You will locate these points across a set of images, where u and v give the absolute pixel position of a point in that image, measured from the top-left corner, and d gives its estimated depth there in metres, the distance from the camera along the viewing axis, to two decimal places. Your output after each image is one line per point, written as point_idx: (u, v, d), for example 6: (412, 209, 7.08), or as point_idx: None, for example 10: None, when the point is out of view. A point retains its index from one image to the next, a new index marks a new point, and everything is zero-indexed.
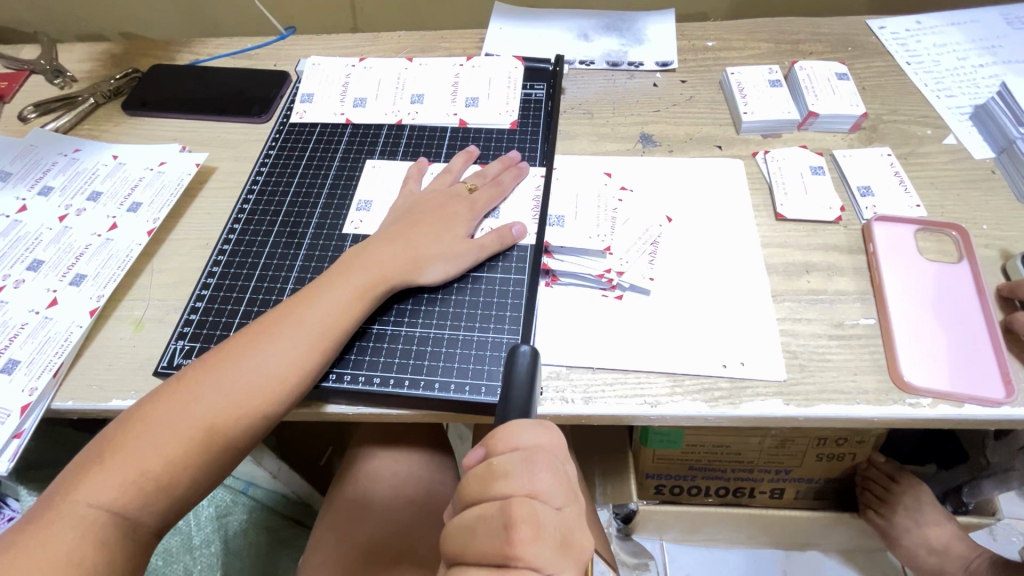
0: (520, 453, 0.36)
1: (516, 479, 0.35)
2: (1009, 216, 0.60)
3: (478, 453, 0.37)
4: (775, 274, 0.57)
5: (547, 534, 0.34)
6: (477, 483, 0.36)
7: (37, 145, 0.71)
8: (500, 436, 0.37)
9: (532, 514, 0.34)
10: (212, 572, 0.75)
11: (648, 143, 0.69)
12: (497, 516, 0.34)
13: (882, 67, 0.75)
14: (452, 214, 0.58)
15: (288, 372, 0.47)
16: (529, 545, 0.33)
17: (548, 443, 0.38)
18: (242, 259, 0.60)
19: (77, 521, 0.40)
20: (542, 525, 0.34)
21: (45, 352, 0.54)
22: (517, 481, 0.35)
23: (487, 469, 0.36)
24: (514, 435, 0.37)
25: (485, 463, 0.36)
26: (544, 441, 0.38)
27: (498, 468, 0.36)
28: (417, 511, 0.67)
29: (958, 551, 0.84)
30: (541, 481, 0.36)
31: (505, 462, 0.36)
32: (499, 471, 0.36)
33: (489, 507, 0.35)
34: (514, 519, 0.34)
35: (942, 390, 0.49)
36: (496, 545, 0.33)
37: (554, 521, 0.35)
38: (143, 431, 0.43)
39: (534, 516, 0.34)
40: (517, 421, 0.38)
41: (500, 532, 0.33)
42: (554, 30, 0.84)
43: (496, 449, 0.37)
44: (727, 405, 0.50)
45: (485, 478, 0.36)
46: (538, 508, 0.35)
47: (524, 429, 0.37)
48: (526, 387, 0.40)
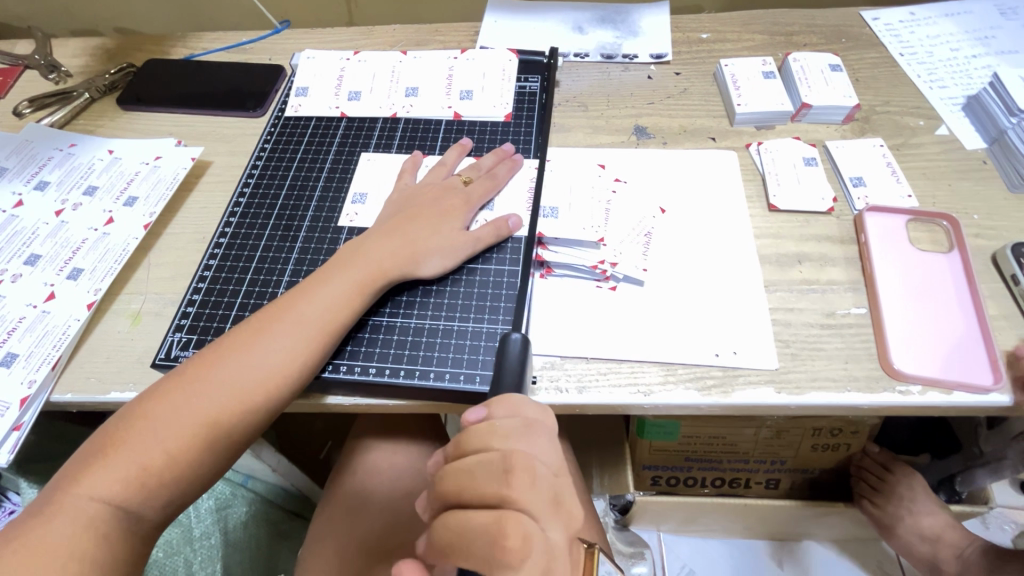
0: (519, 417, 0.38)
1: (517, 439, 0.37)
2: (1000, 207, 0.60)
3: (479, 412, 0.38)
4: (767, 265, 0.58)
5: (543, 486, 0.35)
6: (477, 437, 0.37)
7: (33, 140, 0.71)
8: (502, 402, 0.39)
9: (531, 468, 0.35)
10: (212, 563, 0.77)
11: (642, 136, 0.69)
12: (497, 464, 0.35)
13: (875, 58, 0.76)
14: (448, 207, 0.58)
15: (287, 366, 0.47)
16: (526, 493, 0.35)
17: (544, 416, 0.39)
18: (238, 253, 0.61)
19: (79, 517, 0.40)
20: (539, 478, 0.35)
21: (44, 345, 0.54)
22: (516, 440, 0.37)
23: (489, 424, 0.37)
24: (514, 404, 0.39)
25: (487, 421, 0.37)
26: (539, 413, 0.39)
27: (501, 427, 0.37)
28: (414, 503, 0.67)
29: (951, 539, 0.85)
30: (540, 444, 0.37)
31: (508, 424, 0.37)
32: (500, 428, 0.37)
33: (490, 457, 0.36)
34: (515, 469, 0.35)
35: (930, 377, 0.50)
36: (496, 489, 0.35)
37: (549, 478, 0.36)
38: (144, 425, 0.43)
39: (532, 470, 0.35)
40: (515, 393, 0.40)
41: (500, 478, 0.35)
42: (549, 23, 0.84)
43: (499, 412, 0.38)
44: (719, 393, 0.51)
45: (485, 434, 0.37)
46: (537, 465, 0.36)
47: (523, 401, 0.39)
48: (516, 374, 0.42)
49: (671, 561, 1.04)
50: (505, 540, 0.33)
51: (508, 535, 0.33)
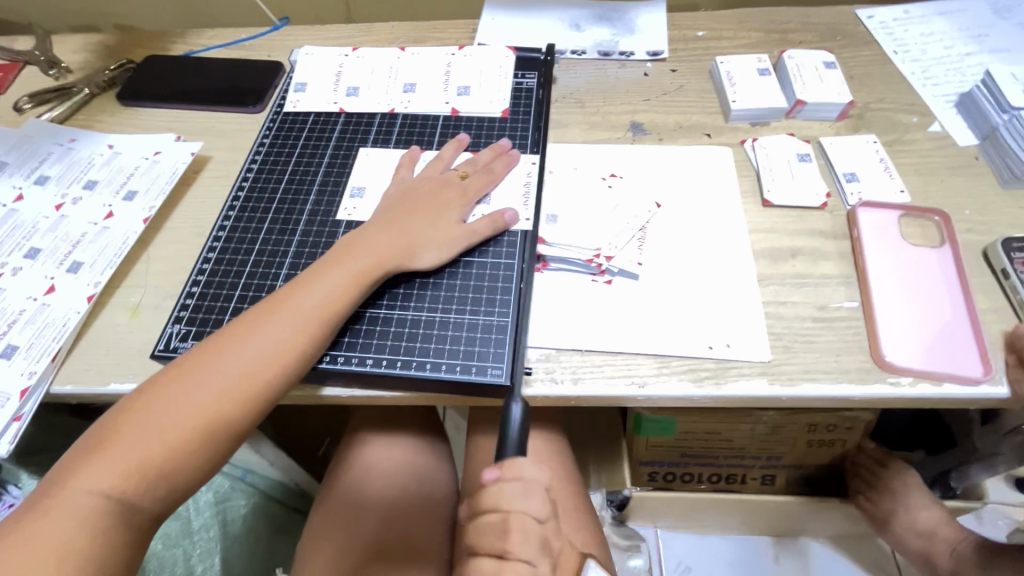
0: (522, 481, 0.41)
1: (518, 502, 0.40)
2: (991, 202, 0.61)
3: (491, 472, 0.41)
4: (761, 259, 0.58)
5: (536, 541, 0.40)
6: (484, 498, 0.41)
7: (33, 135, 0.72)
8: (512, 462, 0.41)
9: (525, 528, 0.40)
10: (211, 556, 0.78)
11: (638, 132, 0.70)
12: (499, 525, 0.40)
13: (869, 56, 0.76)
14: (445, 201, 0.59)
15: (285, 357, 0.48)
16: (520, 549, 0.40)
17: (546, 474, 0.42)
18: (237, 246, 0.61)
19: (78, 508, 0.40)
20: (532, 535, 0.40)
21: (44, 338, 0.55)
22: (518, 502, 0.40)
23: (494, 485, 0.41)
24: (520, 466, 0.41)
25: (495, 485, 0.41)
26: (542, 473, 0.42)
27: (504, 491, 0.40)
28: (410, 497, 0.68)
29: (945, 534, 0.85)
30: (537, 505, 0.41)
31: (510, 488, 0.41)
32: (505, 492, 0.40)
33: (494, 518, 0.40)
34: (510, 529, 0.40)
35: (921, 369, 0.51)
36: (497, 545, 0.40)
37: (541, 533, 0.41)
38: (143, 419, 0.44)
39: (527, 529, 0.40)
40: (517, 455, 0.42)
41: (499, 537, 0.40)
42: (547, 20, 0.84)
43: (506, 475, 0.41)
44: (712, 384, 0.51)
45: (492, 498, 0.41)
46: (532, 525, 0.40)
47: (528, 464, 0.42)
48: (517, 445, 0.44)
49: (667, 558, 1.04)
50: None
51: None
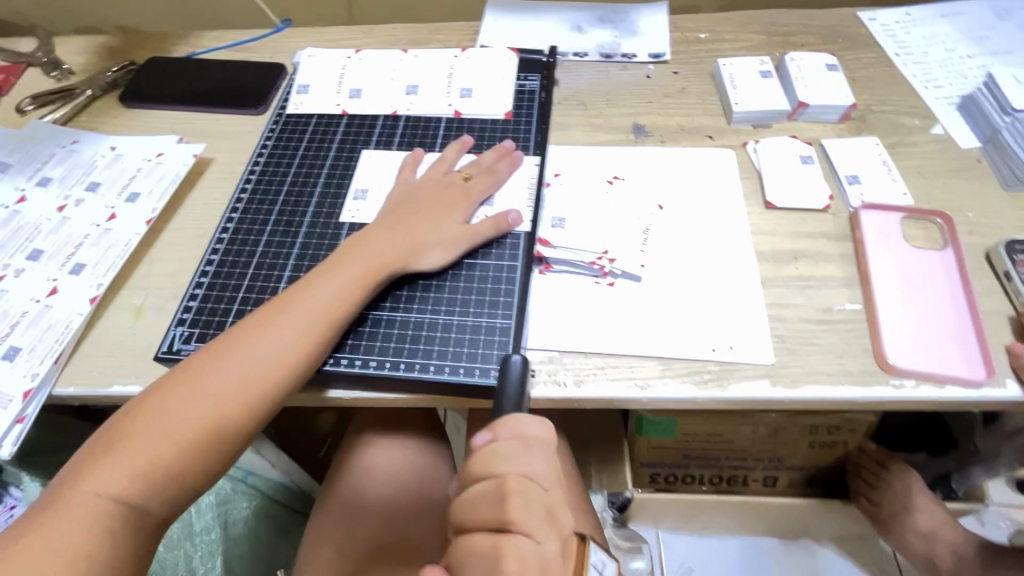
0: (519, 440, 0.41)
1: (514, 463, 0.41)
2: (993, 204, 0.61)
3: (484, 435, 0.42)
4: (764, 261, 0.58)
5: (535, 505, 0.39)
6: (480, 463, 0.41)
7: (36, 137, 0.72)
8: (506, 422, 0.42)
9: (522, 490, 0.40)
10: (213, 556, 0.77)
11: (640, 134, 0.70)
12: (494, 490, 0.40)
13: (871, 58, 0.76)
14: (449, 203, 0.59)
15: (292, 359, 0.48)
16: (519, 514, 0.39)
17: (545, 434, 0.42)
18: (240, 248, 0.61)
19: (85, 511, 0.40)
20: (529, 499, 0.40)
21: (47, 340, 0.55)
22: (514, 463, 0.41)
23: (489, 447, 0.41)
24: (516, 425, 0.42)
25: (489, 446, 0.41)
26: (541, 432, 0.42)
27: (500, 451, 0.41)
28: (413, 499, 0.67)
29: (947, 536, 0.85)
30: (535, 465, 0.41)
31: (506, 448, 0.41)
32: (501, 454, 0.41)
33: (489, 483, 0.40)
34: (508, 493, 0.39)
35: (924, 371, 0.51)
36: (494, 513, 0.39)
37: (541, 497, 0.40)
38: (150, 421, 0.44)
39: (524, 491, 0.40)
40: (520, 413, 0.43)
41: (495, 502, 0.39)
42: (548, 22, 0.84)
43: (502, 435, 0.42)
44: (716, 386, 0.51)
45: (488, 460, 0.41)
46: (529, 487, 0.40)
47: (526, 421, 0.42)
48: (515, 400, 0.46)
49: (669, 560, 1.04)
50: (503, 562, 0.37)
51: (506, 558, 0.38)
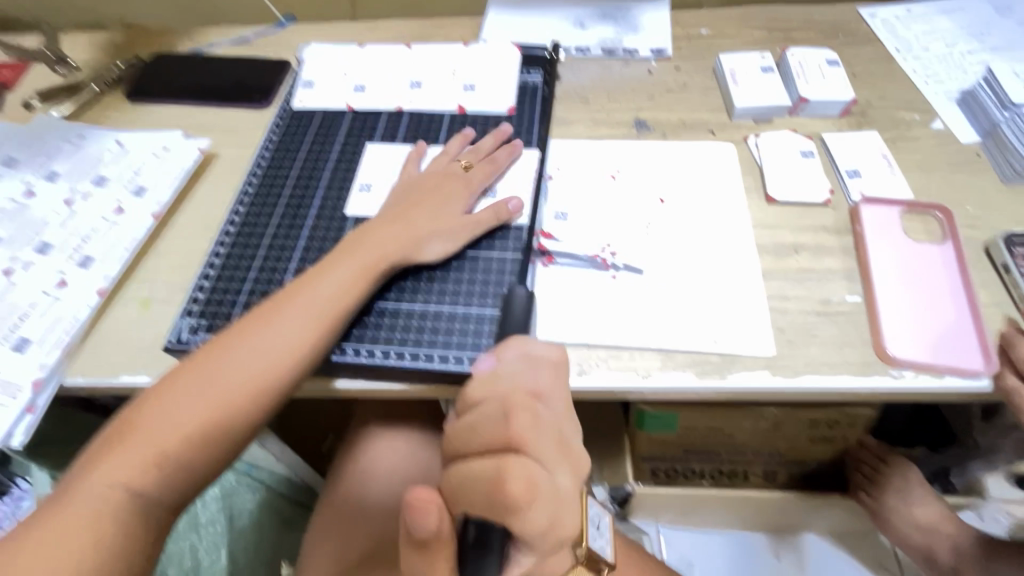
0: (526, 360, 0.40)
1: (520, 380, 0.38)
2: (993, 198, 0.62)
3: (487, 361, 0.40)
4: (765, 254, 0.59)
5: (546, 427, 0.36)
6: (481, 385, 0.38)
7: (44, 131, 0.72)
8: (511, 346, 0.41)
9: (532, 408, 0.36)
10: (218, 548, 0.78)
11: (643, 129, 0.70)
12: (498, 408, 0.36)
13: (871, 54, 0.77)
14: (450, 194, 0.59)
15: (297, 349, 0.48)
16: (527, 430, 0.35)
17: (553, 356, 0.40)
18: (246, 241, 0.62)
19: (97, 499, 0.41)
20: (541, 418, 0.36)
21: (56, 330, 0.55)
22: (520, 382, 0.38)
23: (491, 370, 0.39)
24: (521, 347, 0.41)
25: (492, 369, 0.39)
26: (552, 354, 0.40)
27: (503, 371, 0.39)
28: (415, 491, 0.68)
29: (946, 529, 0.86)
30: (544, 382, 0.38)
31: (510, 367, 0.39)
32: (503, 373, 0.38)
33: (492, 402, 0.37)
34: (513, 408, 0.36)
35: (923, 361, 0.51)
36: (498, 432, 0.35)
37: (549, 419, 0.36)
38: (159, 412, 0.44)
39: (534, 410, 0.36)
40: (525, 337, 0.42)
41: (500, 420, 0.35)
42: (551, 19, 0.85)
43: (508, 356, 0.40)
44: (716, 376, 0.52)
45: (491, 380, 0.38)
46: (540, 406, 0.37)
47: (533, 342, 0.41)
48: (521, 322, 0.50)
49: (670, 554, 1.05)
50: (507, 483, 0.33)
51: (511, 479, 0.33)
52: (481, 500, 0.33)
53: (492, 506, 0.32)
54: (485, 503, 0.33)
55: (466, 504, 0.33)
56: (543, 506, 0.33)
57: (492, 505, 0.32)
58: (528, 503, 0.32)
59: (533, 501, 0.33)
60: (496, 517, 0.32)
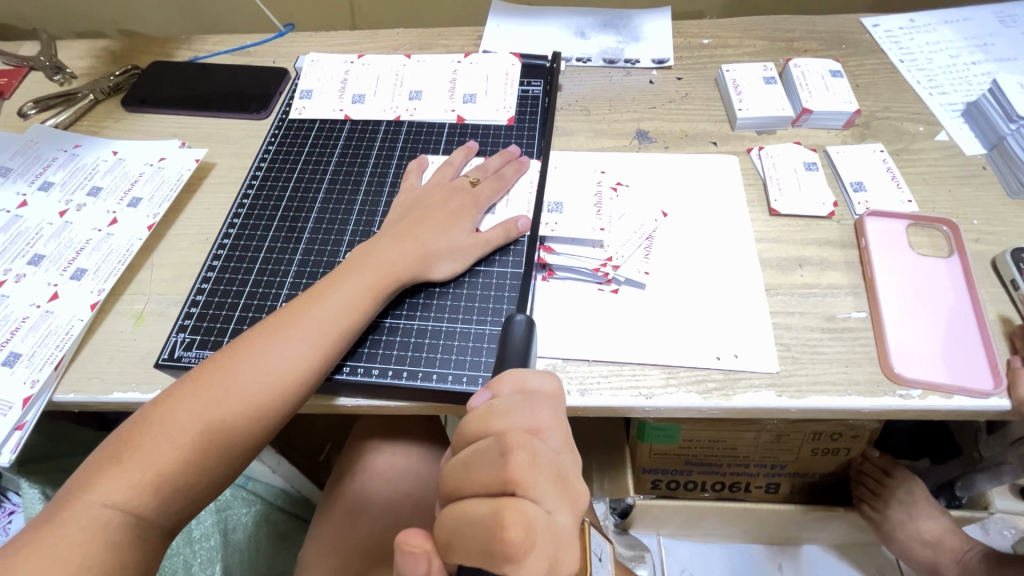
0: (524, 395, 0.38)
1: (517, 416, 0.37)
2: (1000, 212, 0.61)
3: (482, 394, 0.39)
4: (768, 268, 0.58)
5: (543, 466, 0.34)
6: (476, 421, 0.37)
7: (38, 141, 0.71)
8: (507, 378, 0.39)
9: (530, 444, 0.35)
10: (211, 564, 0.77)
11: (644, 140, 0.70)
12: (493, 447, 0.35)
13: (875, 64, 0.76)
14: (456, 208, 0.58)
15: (300, 370, 0.47)
16: (525, 470, 0.34)
17: (550, 389, 0.39)
18: (242, 254, 0.61)
19: (91, 521, 0.39)
20: (538, 455, 0.35)
21: (47, 345, 0.54)
22: (517, 419, 0.37)
23: (489, 405, 0.38)
24: (519, 380, 0.39)
25: (485, 403, 0.37)
26: (549, 387, 0.39)
27: (499, 406, 0.37)
28: (414, 505, 0.67)
29: (951, 544, 0.84)
30: (541, 418, 0.37)
31: (506, 401, 0.37)
32: (500, 408, 0.37)
33: (488, 442, 0.35)
34: (510, 446, 0.34)
35: (931, 381, 0.50)
36: (494, 473, 0.34)
37: (548, 456, 0.35)
38: (161, 430, 0.43)
39: (531, 445, 0.35)
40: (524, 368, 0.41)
41: (497, 459, 0.34)
42: (552, 28, 0.84)
43: (503, 390, 0.38)
44: (720, 396, 0.51)
45: (487, 416, 0.37)
46: (536, 442, 0.35)
47: (530, 374, 0.40)
48: (521, 357, 0.44)
49: (670, 565, 1.03)
50: (504, 530, 0.31)
51: (507, 525, 0.31)
52: (476, 547, 0.32)
53: (489, 554, 0.31)
54: (478, 548, 0.32)
55: (458, 550, 0.32)
56: (543, 551, 0.32)
57: (488, 554, 0.31)
58: (526, 549, 0.31)
59: (531, 545, 0.31)
60: (492, 565, 0.31)
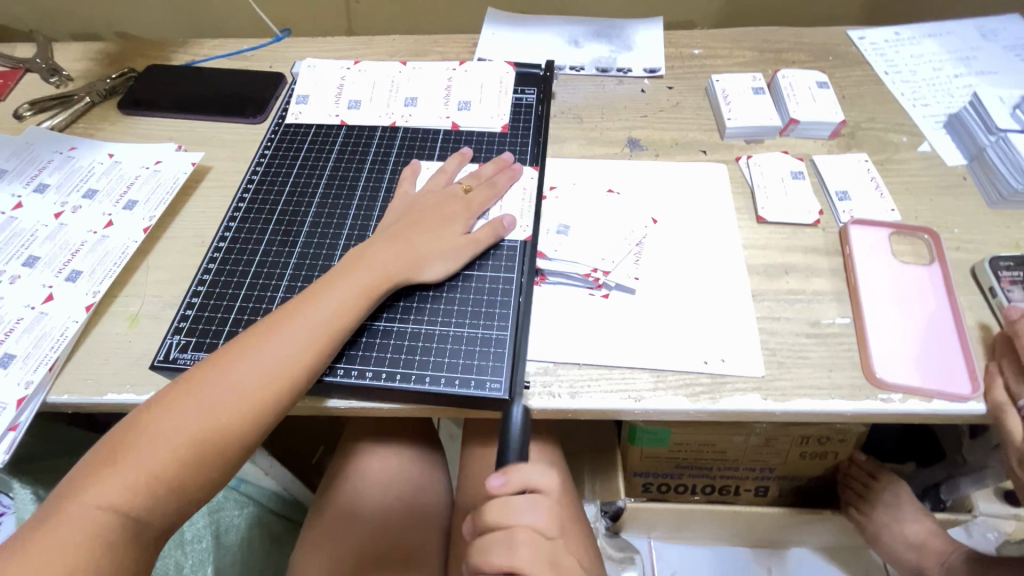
0: (527, 491, 0.47)
1: (524, 515, 0.47)
2: (979, 221, 0.63)
3: (498, 478, 0.46)
4: (756, 274, 0.60)
5: (542, 554, 0.46)
6: (496, 510, 0.47)
7: (34, 143, 0.72)
8: (516, 469, 0.47)
9: (531, 539, 0.46)
10: (202, 568, 0.76)
11: (636, 147, 0.71)
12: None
13: (860, 76, 0.78)
14: (450, 214, 0.59)
15: (292, 370, 0.48)
16: (526, 558, 0.46)
17: (547, 483, 0.50)
18: (237, 257, 0.61)
19: (85, 522, 0.40)
20: (538, 549, 0.46)
21: (42, 346, 0.55)
22: (523, 516, 0.47)
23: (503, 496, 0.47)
24: (525, 474, 0.47)
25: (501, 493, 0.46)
26: (546, 483, 0.50)
27: (513, 504, 0.47)
28: (405, 508, 0.67)
29: (935, 546, 0.85)
30: (542, 516, 0.48)
31: (518, 501, 0.47)
32: (513, 503, 0.47)
33: (502, 530, 0.47)
34: (518, 542, 0.46)
35: (910, 385, 0.52)
36: (506, 559, 0.46)
37: (547, 545, 0.47)
38: (154, 433, 0.43)
39: (532, 540, 0.46)
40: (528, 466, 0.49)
41: (509, 550, 0.46)
42: (546, 36, 0.86)
43: (515, 479, 0.47)
44: (707, 399, 0.52)
45: (502, 508, 0.47)
46: (537, 536, 0.47)
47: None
48: (517, 448, 0.48)
49: (661, 568, 1.04)
50: None
51: None
52: None
53: None
54: None
55: None
56: None
57: None
58: None
59: None
60: None
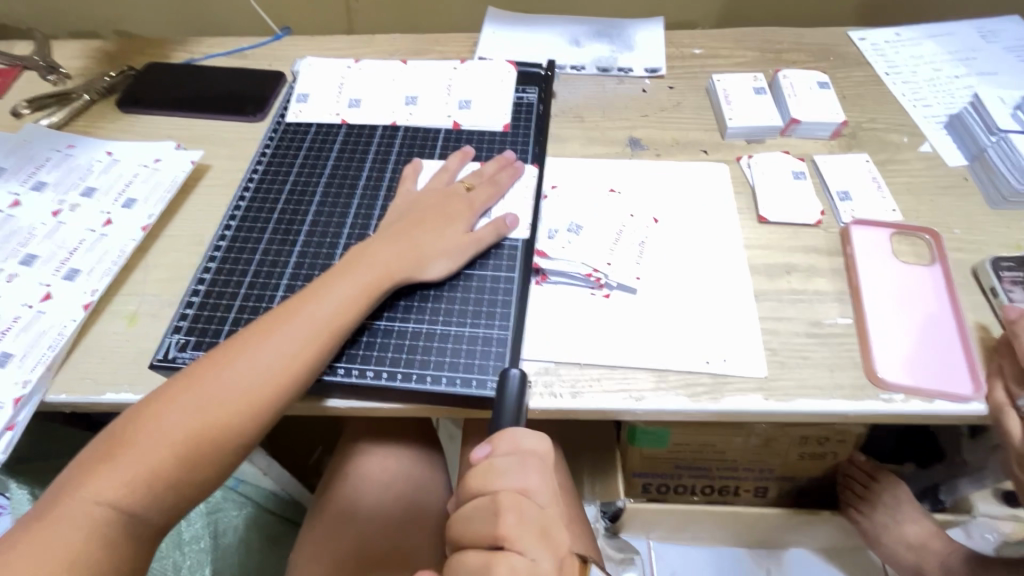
0: (517, 454, 0.41)
1: (509, 477, 0.41)
2: (980, 221, 0.63)
3: (483, 448, 0.42)
4: (757, 274, 0.59)
5: (530, 524, 0.39)
6: (476, 477, 0.41)
7: (32, 140, 0.71)
8: (504, 437, 0.42)
9: (517, 505, 0.39)
10: (200, 568, 0.76)
11: (637, 147, 0.71)
12: (488, 506, 0.40)
13: (861, 77, 0.78)
14: (452, 213, 0.59)
15: (292, 368, 0.47)
16: (513, 529, 0.38)
17: (541, 448, 0.42)
18: (237, 256, 0.61)
19: (82, 519, 0.40)
20: (525, 515, 0.39)
21: (40, 345, 0.54)
22: (509, 478, 0.41)
23: (487, 462, 0.42)
24: (515, 439, 0.42)
25: (486, 461, 0.41)
26: (541, 446, 0.42)
27: (497, 466, 0.41)
28: (405, 507, 0.67)
29: (935, 547, 0.85)
30: (531, 479, 0.41)
31: (503, 462, 0.41)
32: (497, 467, 0.41)
33: (484, 500, 0.40)
34: (502, 507, 0.39)
35: (912, 385, 0.51)
36: (487, 530, 0.39)
37: (536, 513, 0.40)
38: (153, 430, 0.43)
39: (519, 506, 0.39)
40: (516, 429, 0.43)
41: (490, 518, 0.39)
42: (546, 36, 0.86)
43: (502, 447, 0.42)
44: (709, 399, 0.52)
45: (485, 474, 0.41)
46: (525, 502, 0.40)
47: (524, 434, 0.42)
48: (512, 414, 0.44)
49: (660, 569, 1.04)
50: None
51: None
52: None
53: None
54: None
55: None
56: None
57: None
58: None
59: None
60: None
